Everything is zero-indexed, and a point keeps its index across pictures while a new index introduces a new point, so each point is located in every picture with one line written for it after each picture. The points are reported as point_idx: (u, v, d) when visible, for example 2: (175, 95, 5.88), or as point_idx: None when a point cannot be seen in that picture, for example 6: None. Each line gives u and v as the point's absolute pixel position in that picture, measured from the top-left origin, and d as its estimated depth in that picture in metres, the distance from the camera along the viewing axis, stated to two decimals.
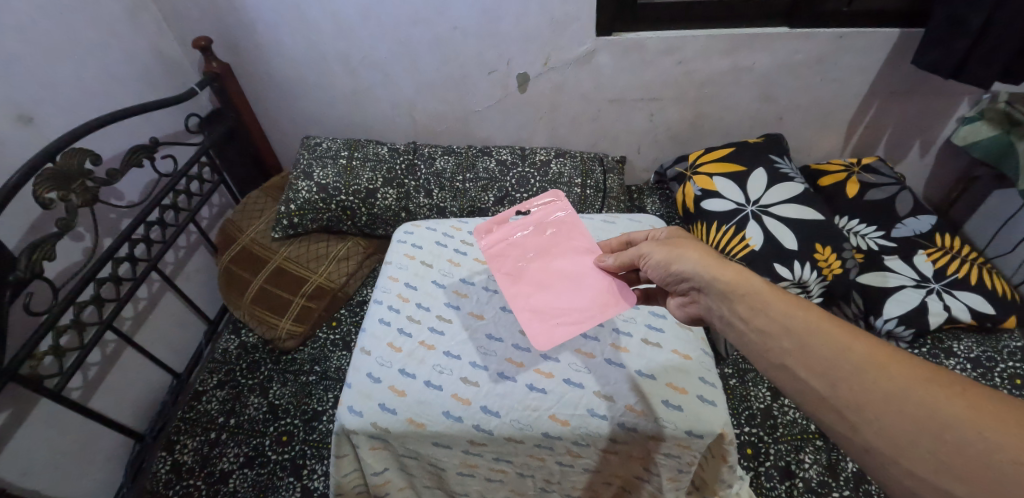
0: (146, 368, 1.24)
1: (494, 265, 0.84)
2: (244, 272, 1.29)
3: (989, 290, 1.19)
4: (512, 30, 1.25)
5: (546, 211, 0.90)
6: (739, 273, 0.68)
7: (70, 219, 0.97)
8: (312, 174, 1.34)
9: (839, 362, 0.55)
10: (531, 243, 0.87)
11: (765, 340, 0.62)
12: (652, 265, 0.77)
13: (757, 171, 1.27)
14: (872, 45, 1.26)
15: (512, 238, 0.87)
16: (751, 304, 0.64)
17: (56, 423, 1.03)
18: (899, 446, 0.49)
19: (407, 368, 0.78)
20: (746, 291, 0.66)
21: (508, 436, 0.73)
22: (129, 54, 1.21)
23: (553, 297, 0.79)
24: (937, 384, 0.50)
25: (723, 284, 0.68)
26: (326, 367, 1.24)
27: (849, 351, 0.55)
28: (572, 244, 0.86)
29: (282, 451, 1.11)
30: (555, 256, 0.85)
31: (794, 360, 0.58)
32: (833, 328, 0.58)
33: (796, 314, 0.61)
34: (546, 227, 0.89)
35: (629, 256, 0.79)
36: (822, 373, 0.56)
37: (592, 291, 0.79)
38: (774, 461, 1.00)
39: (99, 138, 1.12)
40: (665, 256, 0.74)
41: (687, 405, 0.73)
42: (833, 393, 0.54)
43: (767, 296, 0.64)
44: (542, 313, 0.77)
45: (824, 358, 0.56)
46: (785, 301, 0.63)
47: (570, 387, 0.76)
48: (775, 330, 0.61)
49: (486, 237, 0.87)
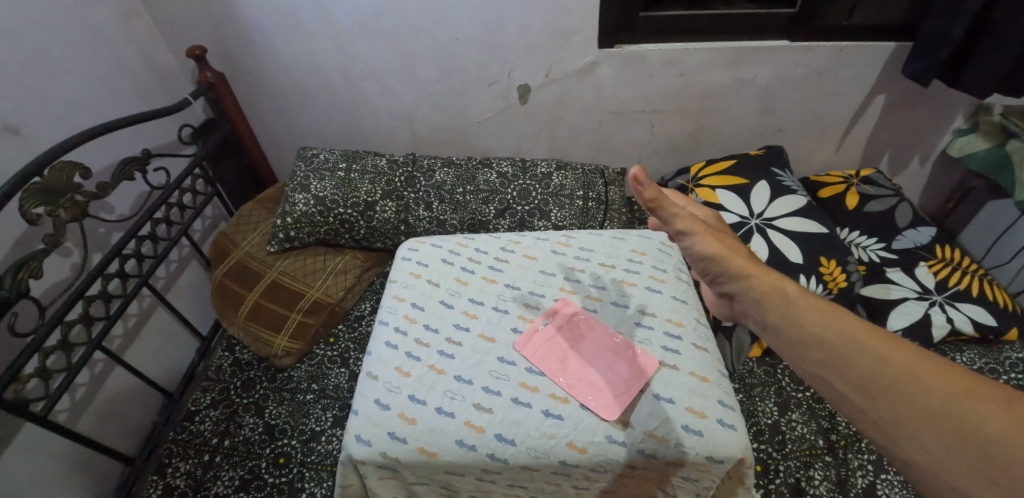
0: (135, 386, 1.20)
1: (535, 362, 0.79)
2: (239, 287, 1.26)
3: (991, 302, 1.19)
4: (514, 42, 1.24)
5: (550, 304, 0.87)
6: (771, 281, 0.63)
7: (57, 235, 0.94)
8: (309, 186, 1.31)
9: (876, 374, 0.50)
10: (554, 331, 0.83)
11: (795, 349, 0.57)
12: (695, 250, 0.71)
13: (760, 183, 1.27)
14: (870, 58, 1.27)
15: (539, 334, 0.82)
16: (782, 312, 0.59)
17: (43, 448, 0.99)
18: (941, 463, 0.45)
19: (416, 395, 0.75)
20: (779, 299, 0.61)
21: (524, 465, 0.70)
22: (120, 63, 1.17)
23: (596, 372, 0.77)
24: (979, 398, 0.45)
25: (758, 291, 0.63)
26: (325, 385, 1.20)
27: (885, 363, 0.50)
28: (586, 322, 0.85)
29: (279, 474, 1.07)
30: (579, 338, 0.82)
31: (827, 370, 0.53)
32: (866, 337, 0.52)
33: (826, 323, 0.55)
34: (557, 315, 0.85)
35: (674, 226, 0.71)
36: (859, 386, 0.51)
37: (625, 354, 0.79)
38: (784, 477, 0.99)
39: (88, 151, 1.08)
40: (717, 253, 0.68)
41: (707, 430, 0.71)
42: (871, 406, 0.49)
43: (800, 305, 0.58)
44: (594, 383, 0.76)
45: (858, 369, 0.51)
46: (816, 309, 0.57)
47: (586, 413, 0.73)
48: (806, 338, 0.56)
49: (519, 343, 0.81)
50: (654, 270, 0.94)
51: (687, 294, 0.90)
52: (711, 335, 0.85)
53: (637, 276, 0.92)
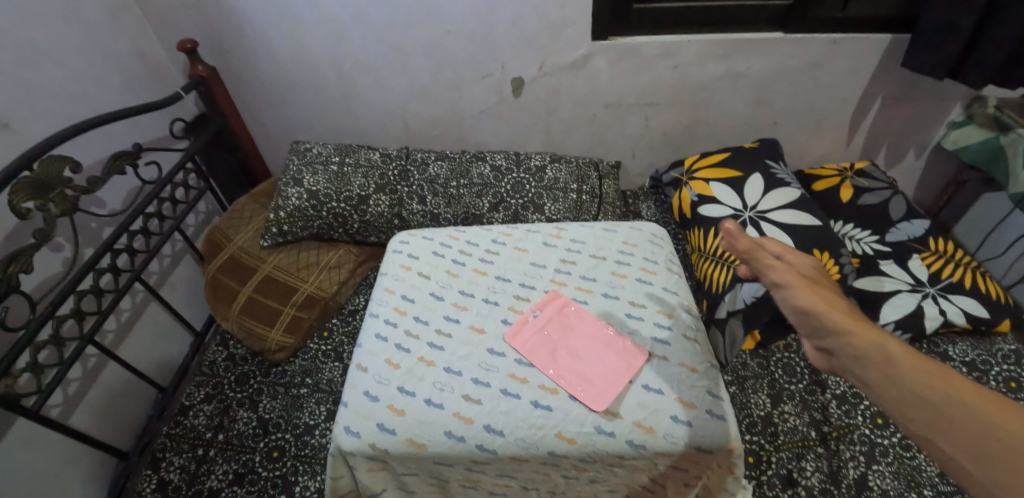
0: (128, 381, 1.20)
1: (525, 354, 0.79)
2: (232, 281, 1.25)
3: (984, 294, 1.19)
4: (506, 35, 1.23)
5: (541, 297, 0.87)
6: (875, 339, 0.56)
7: (48, 229, 0.93)
8: (302, 181, 1.31)
9: (998, 447, 0.44)
10: (544, 323, 0.83)
11: (897, 412, 0.50)
12: (790, 304, 0.64)
13: (754, 176, 1.27)
14: (865, 50, 1.26)
15: (529, 326, 0.82)
16: (885, 372, 0.52)
17: (36, 443, 0.98)
18: None
19: (406, 386, 0.75)
20: (879, 356, 0.54)
21: (512, 456, 0.71)
22: (110, 56, 1.16)
23: (584, 363, 0.77)
24: None
25: (857, 347, 0.56)
26: (318, 379, 1.20)
27: (1009, 434, 0.44)
28: (576, 314, 0.85)
29: (273, 468, 1.07)
30: (569, 330, 0.82)
31: (938, 438, 0.47)
32: (981, 401, 0.47)
33: (933, 384, 0.49)
34: (548, 308, 0.85)
35: (767, 277, 0.68)
36: (980, 460, 0.44)
37: (614, 345, 0.79)
38: (776, 469, 1.00)
39: (79, 146, 1.07)
40: (815, 308, 0.61)
41: (696, 420, 0.71)
42: (996, 483, 0.43)
43: (903, 363, 0.52)
44: (582, 374, 0.76)
45: (978, 440, 0.45)
46: (922, 368, 0.51)
47: (576, 404, 0.73)
48: (913, 401, 0.49)
49: (509, 335, 0.81)
50: (645, 261, 0.94)
51: (678, 286, 0.90)
52: (701, 326, 0.85)
53: (628, 267, 0.92)
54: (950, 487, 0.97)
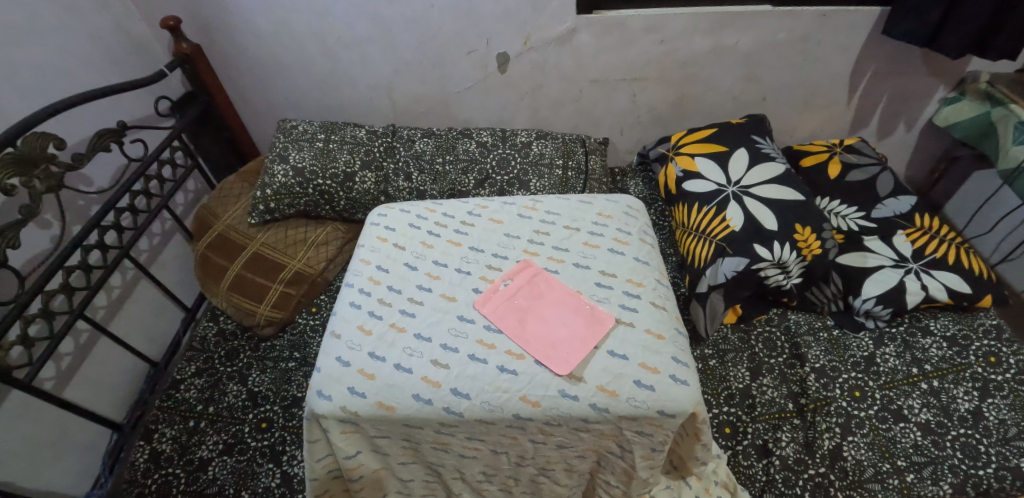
0: (121, 356, 1.22)
1: (495, 321, 0.80)
2: (219, 257, 1.27)
3: (968, 270, 1.18)
4: (490, 9, 1.21)
5: (514, 266, 0.88)
6: None
7: (33, 205, 0.94)
8: (288, 158, 1.31)
9: None
10: (515, 292, 0.84)
11: None
12: None
13: (739, 151, 1.26)
14: (855, 23, 1.24)
15: (500, 294, 0.83)
16: None
17: (31, 415, 1.01)
18: None
19: (376, 352, 0.77)
20: None
21: (478, 418, 0.72)
22: (92, 33, 1.16)
23: (552, 329, 0.79)
24: None
25: None
26: (306, 353, 1.23)
27: None
28: (545, 282, 0.86)
29: (261, 438, 1.10)
30: (539, 298, 0.83)
31: None
32: None
33: None
34: (519, 277, 0.86)
35: None
36: None
37: (582, 311, 0.81)
38: (751, 439, 1.02)
39: (63, 122, 1.08)
40: None
41: (658, 385, 0.72)
42: None
43: None
44: (550, 339, 0.77)
45: None
46: None
47: (541, 368, 0.74)
48: None
49: (481, 303, 0.82)
50: (618, 232, 0.94)
51: (650, 256, 0.91)
52: (670, 294, 0.86)
53: (601, 238, 0.93)
54: (923, 458, 0.99)
